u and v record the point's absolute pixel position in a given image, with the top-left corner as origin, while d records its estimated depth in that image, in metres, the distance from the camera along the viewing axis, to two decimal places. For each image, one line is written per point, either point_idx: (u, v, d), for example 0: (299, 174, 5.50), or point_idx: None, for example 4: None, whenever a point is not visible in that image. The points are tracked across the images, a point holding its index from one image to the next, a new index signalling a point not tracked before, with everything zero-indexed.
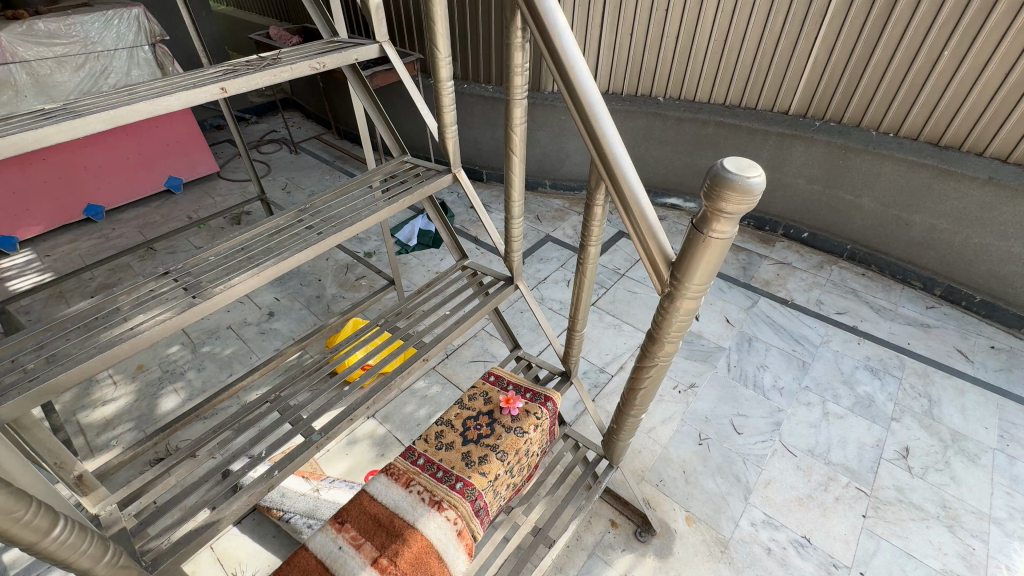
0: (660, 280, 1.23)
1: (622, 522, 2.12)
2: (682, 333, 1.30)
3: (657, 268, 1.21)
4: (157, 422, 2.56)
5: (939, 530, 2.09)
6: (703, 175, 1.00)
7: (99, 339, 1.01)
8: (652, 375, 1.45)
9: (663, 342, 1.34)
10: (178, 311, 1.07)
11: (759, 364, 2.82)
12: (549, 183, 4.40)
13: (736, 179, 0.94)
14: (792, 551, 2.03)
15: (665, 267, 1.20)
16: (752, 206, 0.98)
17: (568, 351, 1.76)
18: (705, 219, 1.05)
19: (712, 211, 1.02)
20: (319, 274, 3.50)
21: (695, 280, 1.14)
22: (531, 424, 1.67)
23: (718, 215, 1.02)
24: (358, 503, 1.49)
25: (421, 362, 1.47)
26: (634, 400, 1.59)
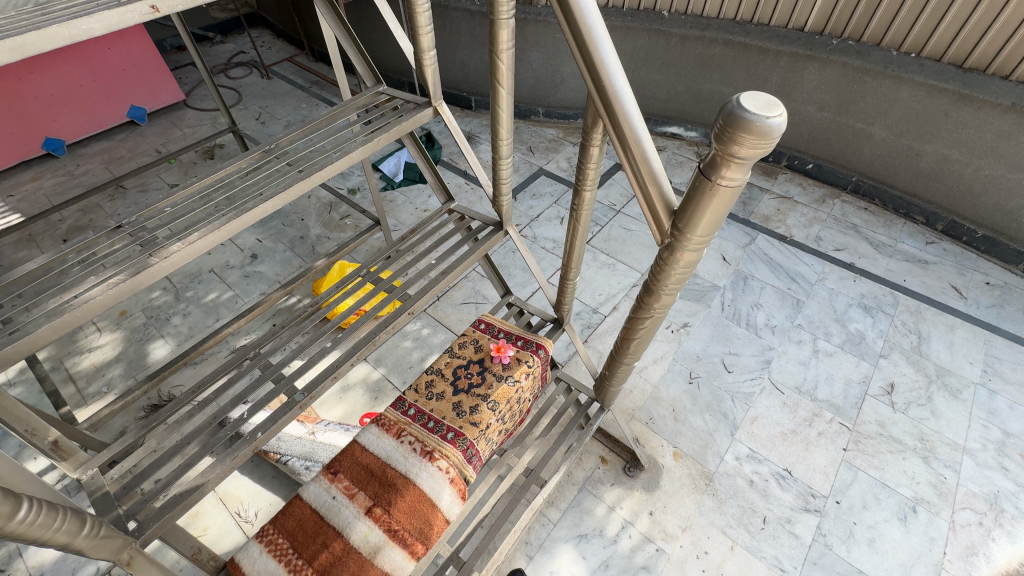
0: (660, 231, 1.14)
1: (611, 459, 2.19)
2: (680, 286, 1.23)
3: (658, 217, 1.11)
4: (148, 369, 2.54)
5: (915, 461, 2.18)
6: (715, 114, 0.87)
7: (50, 306, 0.93)
8: (647, 326, 1.40)
9: (659, 295, 1.27)
10: (133, 273, 0.98)
11: (753, 303, 2.80)
12: (542, 111, 4.11)
13: (753, 119, 0.82)
14: (773, 483, 2.12)
15: (666, 215, 1.10)
16: (769, 151, 0.87)
17: (560, 299, 1.70)
18: (714, 164, 0.94)
19: (723, 156, 0.90)
20: (301, 213, 3.34)
21: (697, 231, 1.05)
22: (522, 372, 1.65)
23: (729, 161, 0.90)
24: (350, 453, 1.49)
25: (406, 316, 1.39)
26: (627, 349, 1.55)
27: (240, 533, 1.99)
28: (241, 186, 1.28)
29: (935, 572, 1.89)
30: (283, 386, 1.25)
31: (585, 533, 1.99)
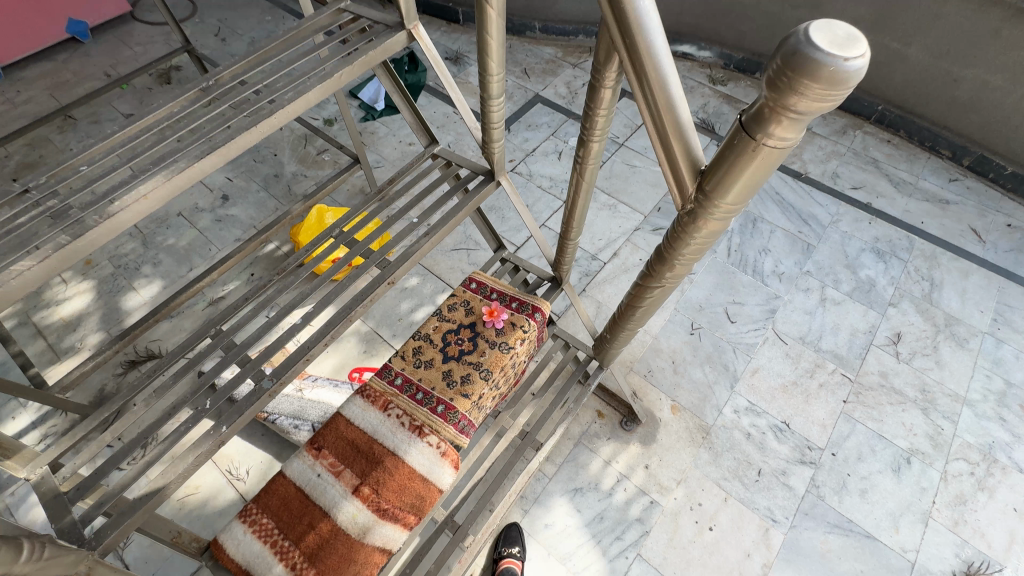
0: (682, 193, 0.95)
1: (608, 413, 2.15)
2: (698, 256, 1.06)
3: (680, 178, 0.92)
4: (122, 323, 2.40)
5: (914, 413, 2.15)
6: (771, 51, 0.67)
7: None
8: (656, 294, 1.26)
9: (673, 264, 1.11)
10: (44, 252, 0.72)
11: (761, 249, 2.64)
12: (539, 26, 3.64)
13: (824, 62, 0.62)
14: (770, 436, 2.10)
15: (690, 177, 0.91)
16: (836, 104, 0.67)
17: (559, 258, 1.53)
18: (760, 118, 0.74)
19: (773, 109, 0.71)
20: (274, 148, 3.03)
21: (728, 198, 0.87)
22: (518, 338, 1.52)
23: (780, 115, 0.71)
24: (334, 427, 1.40)
25: (386, 287, 1.21)
26: (633, 316, 1.42)
27: (233, 490, 1.97)
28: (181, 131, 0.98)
29: (922, 520, 1.93)
30: (249, 370, 1.12)
31: (580, 487, 1.99)
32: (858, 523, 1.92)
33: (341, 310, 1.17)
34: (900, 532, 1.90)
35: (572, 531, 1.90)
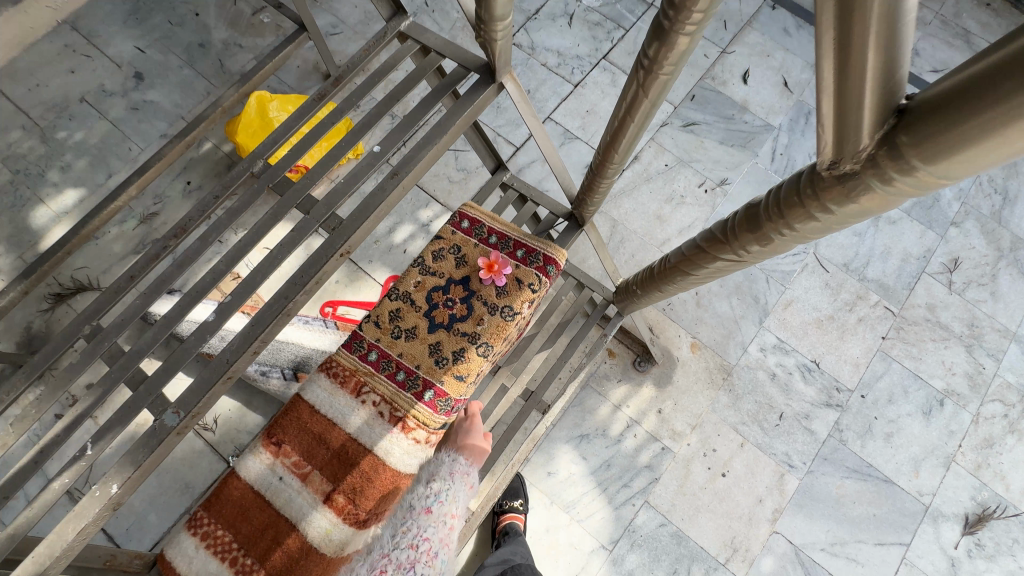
0: (834, 143, 0.56)
1: (619, 352, 1.90)
2: (809, 238, 0.70)
3: (845, 116, 0.52)
4: (36, 246, 1.96)
5: (956, 351, 1.94)
6: None
7: None
8: (720, 266, 0.91)
9: (765, 240, 0.75)
10: None
11: (812, 152, 2.17)
12: None
13: None
14: (797, 376, 1.90)
15: (868, 119, 0.51)
16: None
17: (591, 187, 1.10)
18: None
19: None
20: (193, 3, 2.28)
21: (928, 171, 0.49)
22: (525, 301, 1.18)
23: None
24: (295, 417, 1.12)
25: (338, 261, 0.82)
26: (679, 281, 1.08)
27: (201, 441, 1.77)
28: None
29: (944, 464, 1.82)
30: (142, 398, 0.75)
31: (587, 433, 1.82)
32: (878, 468, 1.81)
33: (269, 302, 0.77)
34: (919, 476, 1.81)
35: (576, 479, 1.78)
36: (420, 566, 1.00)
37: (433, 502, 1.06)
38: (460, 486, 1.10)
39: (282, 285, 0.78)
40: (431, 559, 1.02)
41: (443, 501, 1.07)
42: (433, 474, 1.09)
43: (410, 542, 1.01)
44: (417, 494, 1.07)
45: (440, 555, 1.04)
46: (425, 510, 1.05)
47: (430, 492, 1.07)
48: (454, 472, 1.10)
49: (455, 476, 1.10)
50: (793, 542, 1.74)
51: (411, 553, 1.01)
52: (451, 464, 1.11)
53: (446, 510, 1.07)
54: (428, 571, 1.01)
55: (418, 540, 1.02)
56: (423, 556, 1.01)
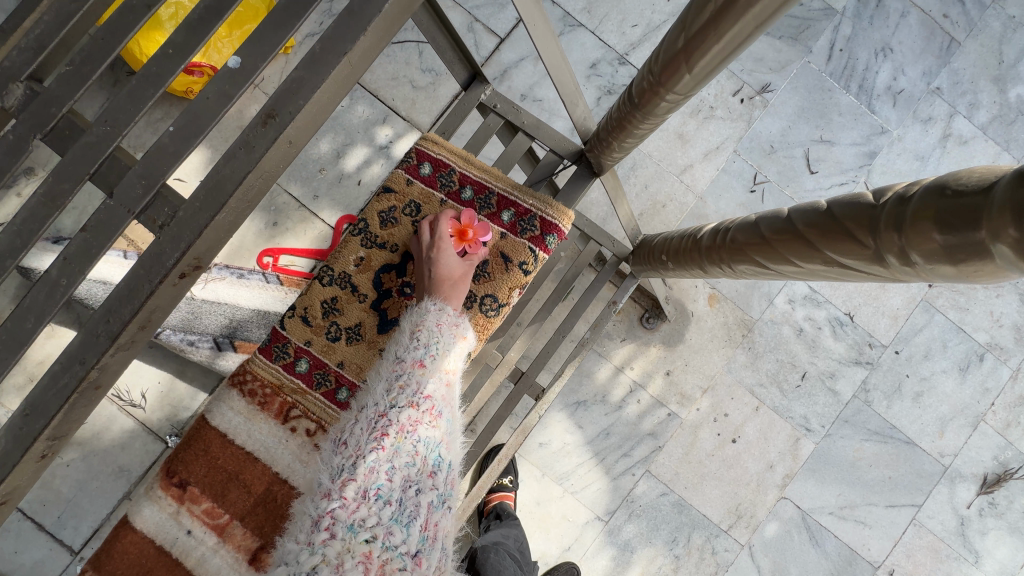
0: None
1: (625, 307, 1.60)
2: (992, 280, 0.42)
3: None
4: None
5: (1009, 300, 1.68)
6: None
7: None
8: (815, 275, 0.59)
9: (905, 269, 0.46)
10: None
11: (880, 48, 1.69)
12: None
13: None
14: (826, 332, 1.64)
15: None
16: None
17: (626, 123, 0.78)
18: None
19: None
20: None
21: None
22: (511, 288, 0.90)
23: None
24: (202, 450, 0.82)
25: (181, 287, 0.46)
26: (739, 271, 0.74)
27: (130, 419, 1.49)
28: None
29: (972, 424, 1.66)
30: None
31: (584, 400, 1.58)
32: (901, 429, 1.64)
33: (52, 370, 0.44)
34: (944, 437, 1.65)
35: (571, 449, 1.58)
36: (424, 431, 0.76)
37: (425, 353, 0.79)
38: (454, 335, 0.82)
39: (70, 339, 0.44)
40: (436, 419, 0.77)
41: (437, 352, 0.80)
42: (415, 323, 0.81)
43: (408, 402, 0.76)
44: (401, 347, 0.80)
45: (447, 415, 0.79)
46: (416, 364, 0.78)
47: (419, 343, 0.80)
48: (442, 323, 0.82)
49: (444, 326, 0.82)
50: (800, 507, 1.61)
51: (411, 415, 0.75)
52: (437, 313, 0.82)
53: (442, 364, 0.80)
54: (434, 436, 0.77)
55: (418, 399, 0.76)
56: (426, 418, 0.76)
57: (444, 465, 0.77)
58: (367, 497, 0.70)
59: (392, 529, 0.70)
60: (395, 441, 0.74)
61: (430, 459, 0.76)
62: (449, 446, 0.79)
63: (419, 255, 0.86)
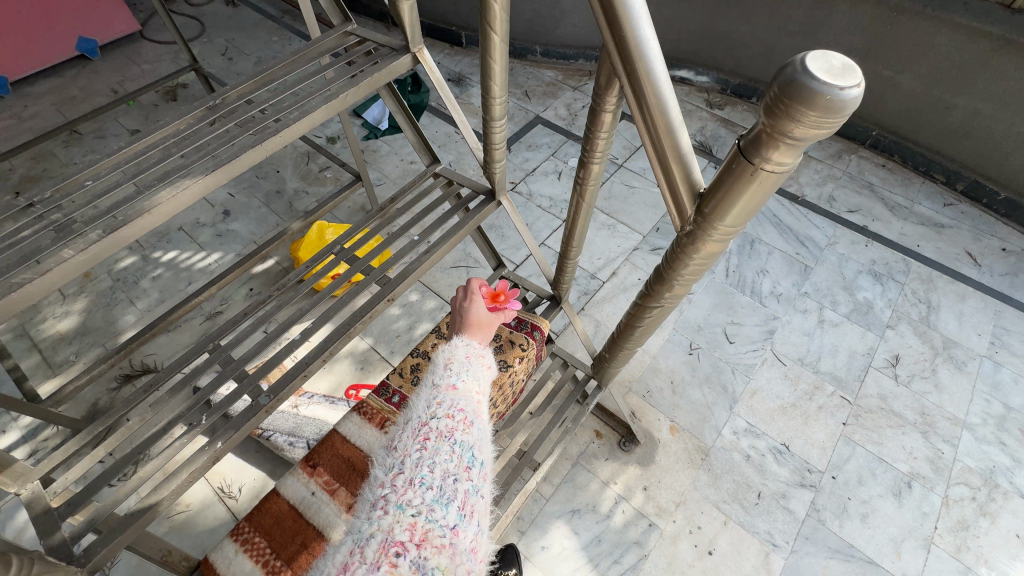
0: (681, 216, 0.95)
1: (606, 433, 2.13)
2: (697, 274, 1.05)
3: (679, 201, 0.91)
4: (118, 337, 2.34)
5: (914, 436, 2.14)
6: (768, 81, 0.67)
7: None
8: (658, 311, 1.23)
9: (672, 284, 1.10)
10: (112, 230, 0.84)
11: (759, 270, 2.65)
12: (540, 50, 3.71)
13: (819, 90, 0.62)
14: (769, 458, 2.08)
15: (690, 199, 0.91)
16: (829, 133, 0.68)
17: (559, 277, 1.57)
18: (757, 143, 0.75)
19: (770, 134, 0.71)
20: (277, 164, 3.06)
21: (726, 221, 0.87)
22: (516, 356, 1.53)
23: (776, 141, 0.71)
24: (330, 444, 1.40)
25: (385, 304, 1.23)
26: (650, 316, 1.27)
27: (224, 508, 1.94)
28: (194, 143, 1.05)
29: (924, 546, 1.90)
30: (245, 385, 1.10)
31: (577, 508, 1.96)
32: (859, 548, 1.89)
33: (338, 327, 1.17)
34: (902, 558, 1.87)
35: (569, 553, 1.87)
36: (460, 434, 0.85)
37: (457, 379, 0.94)
38: (480, 366, 1.01)
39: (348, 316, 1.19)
40: (470, 425, 0.87)
41: (467, 379, 0.95)
42: (449, 358, 0.99)
43: (446, 412, 0.87)
44: (437, 376, 0.95)
45: (477, 424, 0.89)
46: (450, 387, 0.92)
47: (452, 372, 0.95)
48: (470, 355, 1.01)
49: (471, 358, 1.00)
50: None
51: (448, 422, 0.85)
52: (465, 347, 1.02)
53: (471, 388, 0.94)
54: (470, 439, 0.86)
55: (453, 410, 0.88)
56: (461, 424, 0.86)
57: (478, 464, 0.84)
58: (413, 484, 0.77)
59: (434, 507, 0.76)
60: (436, 442, 0.82)
61: (467, 456, 0.83)
62: (481, 449, 0.87)
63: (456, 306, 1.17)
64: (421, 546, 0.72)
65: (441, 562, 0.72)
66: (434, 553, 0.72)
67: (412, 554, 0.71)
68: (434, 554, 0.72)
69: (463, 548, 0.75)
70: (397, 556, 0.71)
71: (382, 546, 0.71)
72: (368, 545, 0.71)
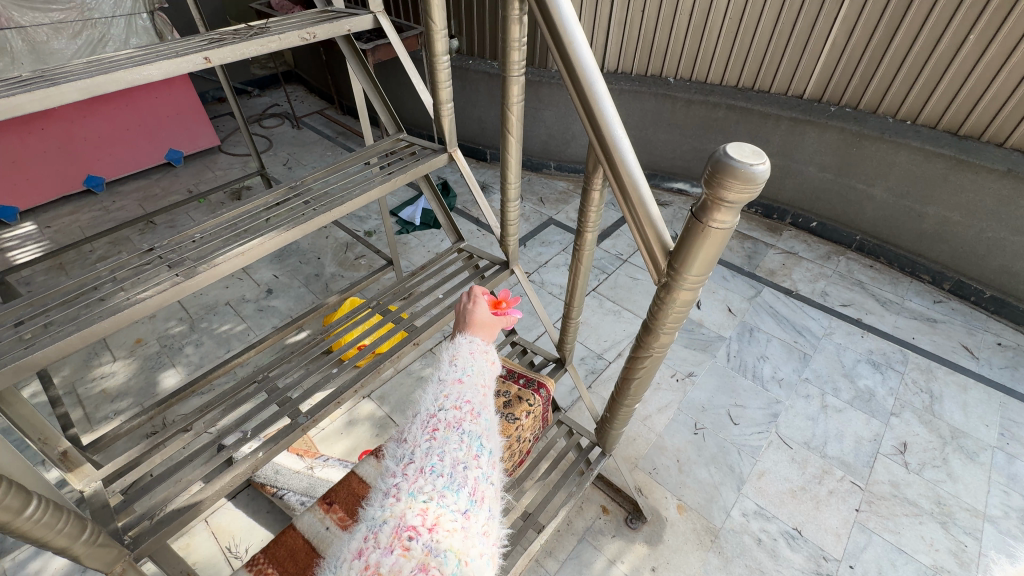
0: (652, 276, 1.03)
1: (613, 509, 2.14)
2: (672, 335, 1.08)
3: (650, 260, 1.00)
4: (156, 396, 2.52)
5: (932, 526, 2.08)
6: (702, 161, 0.80)
7: (91, 311, 1.02)
8: (641, 376, 1.24)
9: (650, 349, 1.13)
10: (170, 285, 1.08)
11: (759, 355, 2.78)
12: (553, 165, 4.29)
13: (737, 166, 0.75)
14: (782, 542, 2.03)
15: (658, 260, 0.99)
16: (756, 197, 0.79)
17: (562, 339, 1.77)
18: (703, 208, 0.84)
19: (710, 200, 0.82)
20: (318, 252, 3.47)
21: (688, 278, 0.94)
22: (524, 410, 1.62)
23: (717, 205, 0.81)
24: (347, 485, 1.42)
25: (410, 347, 1.46)
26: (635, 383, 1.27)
27: (228, 569, 1.95)
28: (264, 221, 1.36)
29: None
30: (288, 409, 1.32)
31: None
32: None
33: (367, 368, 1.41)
34: None
35: None
36: (468, 424, 0.91)
37: (462, 373, 1.00)
38: (483, 360, 1.06)
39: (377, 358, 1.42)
40: (477, 417, 0.93)
41: (471, 373, 1.01)
42: (453, 355, 1.04)
43: (453, 404, 0.93)
44: (443, 371, 1.01)
45: (484, 415, 0.96)
46: (456, 381, 0.98)
47: (457, 367, 1.01)
48: (473, 351, 1.06)
49: (476, 353, 1.06)
50: None
51: (456, 413, 0.92)
52: (468, 344, 1.08)
53: (476, 381, 1.00)
54: (477, 429, 0.92)
55: (460, 402, 0.94)
56: (468, 415, 0.93)
57: (486, 453, 0.91)
58: (424, 472, 0.83)
59: (445, 493, 0.81)
60: (445, 432, 0.89)
61: (475, 445, 0.90)
62: (488, 439, 0.93)
63: (458, 305, 1.17)
64: (433, 529, 0.76)
65: (454, 542, 0.77)
66: (446, 535, 0.77)
67: (425, 537, 0.75)
68: (446, 537, 0.76)
69: (474, 530, 0.80)
70: (410, 540, 0.75)
71: (395, 531, 0.75)
72: (382, 531, 0.76)
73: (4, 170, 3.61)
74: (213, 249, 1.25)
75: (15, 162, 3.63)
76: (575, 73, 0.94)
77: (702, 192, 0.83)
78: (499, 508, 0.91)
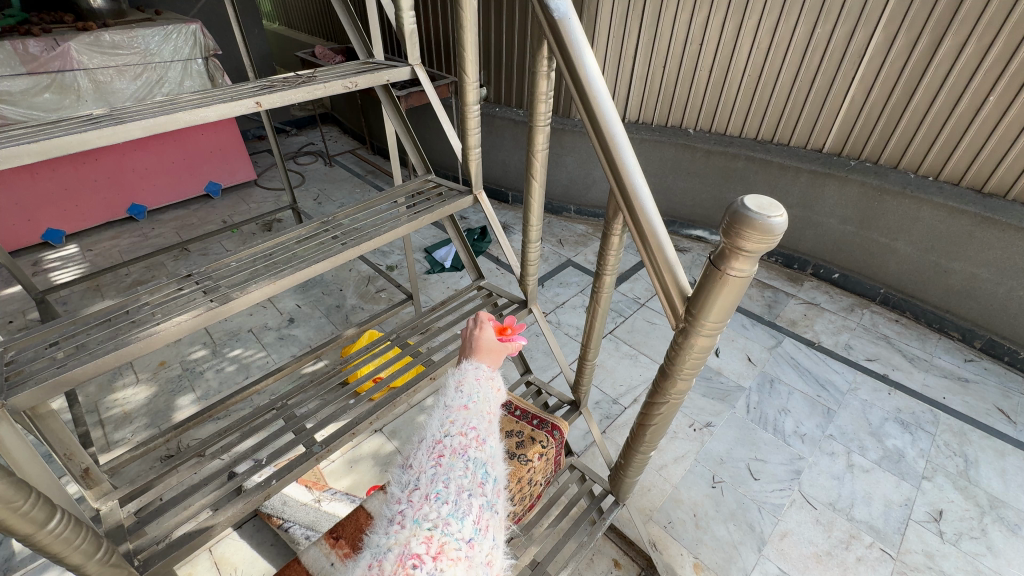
0: (673, 319, 1.02)
1: (625, 563, 2.04)
2: (690, 379, 1.06)
3: (670, 302, 1.00)
4: (172, 420, 2.56)
5: None
6: (721, 213, 0.82)
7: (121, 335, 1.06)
8: (658, 423, 1.21)
9: (667, 397, 1.12)
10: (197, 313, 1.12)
11: (780, 408, 2.70)
12: (573, 209, 4.40)
13: (755, 219, 0.77)
14: None
15: (677, 303, 0.99)
16: (773, 248, 0.80)
17: (578, 380, 1.76)
18: (722, 256, 0.85)
19: (729, 249, 0.83)
20: (341, 284, 3.57)
21: (709, 321, 0.93)
22: (536, 452, 1.58)
23: (736, 254, 0.83)
24: (355, 519, 1.37)
25: (427, 380, 1.47)
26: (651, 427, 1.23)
27: None
28: (293, 254, 1.41)
29: None
30: None
31: None
32: None
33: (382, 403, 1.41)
34: None
35: None
36: (473, 451, 0.91)
37: (469, 400, 0.99)
38: (490, 387, 1.05)
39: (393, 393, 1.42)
40: (481, 444, 0.93)
41: (477, 400, 1.01)
42: (460, 380, 1.03)
43: (459, 431, 0.93)
44: (449, 397, 1.00)
45: (489, 443, 0.95)
46: (462, 407, 0.98)
47: (463, 393, 1.00)
48: (480, 377, 1.05)
49: (482, 380, 1.05)
50: None
51: (461, 439, 0.92)
52: (475, 369, 1.06)
53: (482, 408, 1.00)
54: (482, 456, 0.91)
55: (466, 429, 0.94)
56: (474, 442, 0.92)
57: (491, 481, 0.90)
58: (429, 499, 0.83)
59: (449, 521, 0.81)
60: (450, 459, 0.89)
61: (480, 473, 0.89)
62: (493, 466, 0.92)
63: (464, 329, 1.16)
64: (437, 558, 0.76)
65: (457, 572, 0.76)
66: (450, 564, 0.76)
67: (429, 565, 0.75)
68: (450, 567, 0.76)
69: (478, 560, 0.80)
70: (414, 568, 0.74)
71: (400, 558, 0.75)
72: (386, 558, 0.75)
73: (54, 195, 3.83)
74: (242, 280, 1.30)
75: (63, 189, 3.84)
76: (597, 123, 0.99)
77: (719, 240, 0.85)
78: (504, 537, 0.90)
